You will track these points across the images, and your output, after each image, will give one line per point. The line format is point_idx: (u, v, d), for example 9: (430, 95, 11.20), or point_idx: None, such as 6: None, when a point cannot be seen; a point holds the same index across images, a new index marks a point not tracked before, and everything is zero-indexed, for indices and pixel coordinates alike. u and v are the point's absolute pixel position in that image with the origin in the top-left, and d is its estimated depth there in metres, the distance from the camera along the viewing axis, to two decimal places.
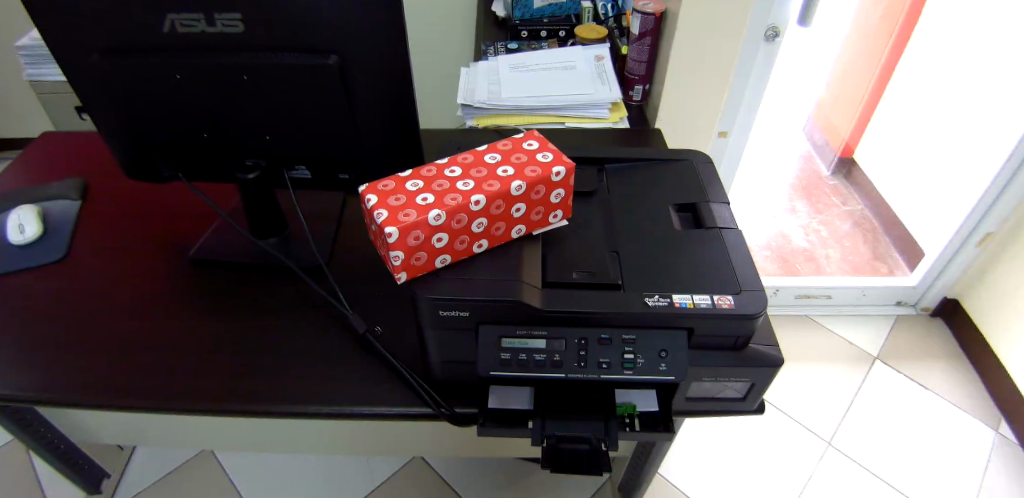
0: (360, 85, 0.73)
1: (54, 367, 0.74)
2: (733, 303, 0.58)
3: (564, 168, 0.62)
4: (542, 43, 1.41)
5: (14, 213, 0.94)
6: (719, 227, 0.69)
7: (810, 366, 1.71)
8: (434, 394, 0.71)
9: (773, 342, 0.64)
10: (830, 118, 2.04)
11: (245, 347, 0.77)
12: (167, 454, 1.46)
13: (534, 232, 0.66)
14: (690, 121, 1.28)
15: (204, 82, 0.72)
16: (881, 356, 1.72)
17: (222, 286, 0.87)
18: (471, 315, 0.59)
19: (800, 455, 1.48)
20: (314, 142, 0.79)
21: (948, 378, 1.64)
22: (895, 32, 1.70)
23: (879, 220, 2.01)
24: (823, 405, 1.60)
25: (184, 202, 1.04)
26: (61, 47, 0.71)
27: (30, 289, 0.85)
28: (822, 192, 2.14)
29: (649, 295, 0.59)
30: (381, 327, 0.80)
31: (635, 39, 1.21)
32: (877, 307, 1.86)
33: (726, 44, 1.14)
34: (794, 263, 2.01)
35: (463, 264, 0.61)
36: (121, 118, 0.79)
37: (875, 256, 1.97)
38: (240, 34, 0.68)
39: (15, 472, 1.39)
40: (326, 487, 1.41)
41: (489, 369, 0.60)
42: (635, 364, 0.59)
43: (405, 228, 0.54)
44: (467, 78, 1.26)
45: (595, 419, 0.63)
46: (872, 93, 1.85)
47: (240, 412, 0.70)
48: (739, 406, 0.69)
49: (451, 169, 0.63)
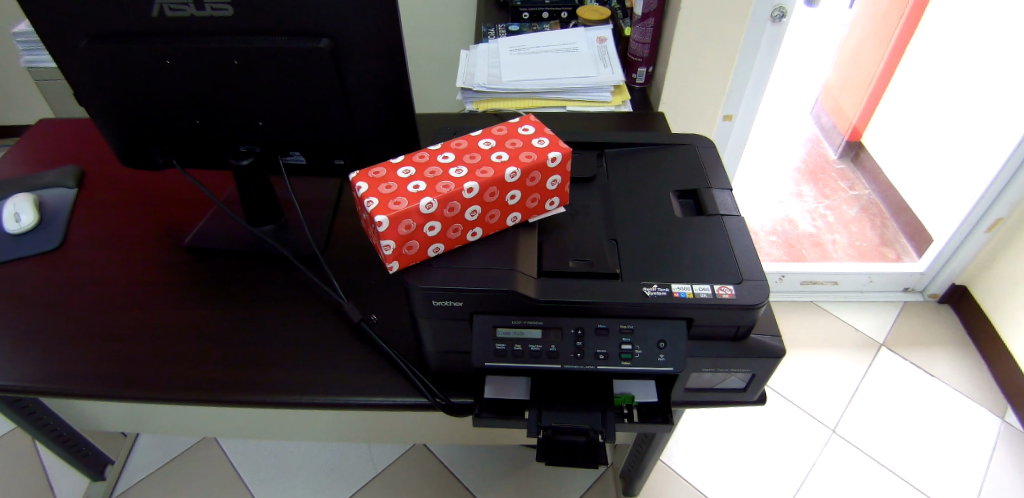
0: (352, 69, 0.71)
1: (48, 357, 0.74)
2: (734, 293, 0.57)
3: (560, 153, 0.60)
4: (543, 26, 1.39)
5: (10, 202, 0.94)
6: (721, 214, 0.67)
7: (814, 353, 1.69)
8: (429, 384, 0.70)
9: (775, 333, 0.62)
10: (839, 101, 1.97)
11: (241, 337, 0.77)
12: (169, 442, 1.46)
13: (530, 219, 0.64)
14: (693, 104, 1.25)
15: (195, 68, 0.71)
16: (887, 343, 1.70)
17: (218, 274, 0.86)
18: (466, 305, 0.58)
19: (804, 442, 1.48)
20: (307, 127, 0.77)
21: (955, 366, 1.63)
22: (905, 14, 1.65)
23: (887, 205, 1.97)
24: (827, 392, 1.59)
25: (179, 189, 1.03)
26: (49, 33, 0.70)
27: (26, 278, 0.85)
28: (829, 177, 2.09)
29: (648, 284, 0.58)
30: (376, 316, 0.79)
31: (638, 20, 1.18)
32: (884, 293, 1.84)
33: (731, 25, 1.11)
34: (801, 249, 1.97)
35: (456, 253, 0.60)
36: (112, 104, 0.77)
37: (883, 242, 1.93)
38: (229, 18, 0.66)
39: (21, 460, 1.40)
40: (328, 475, 1.42)
41: (483, 360, 0.58)
42: (633, 355, 0.57)
43: (396, 217, 0.53)
44: (466, 62, 1.24)
45: (593, 410, 0.62)
46: (880, 77, 1.80)
47: (233, 401, 0.69)
48: (740, 397, 0.68)
49: (443, 154, 0.61)
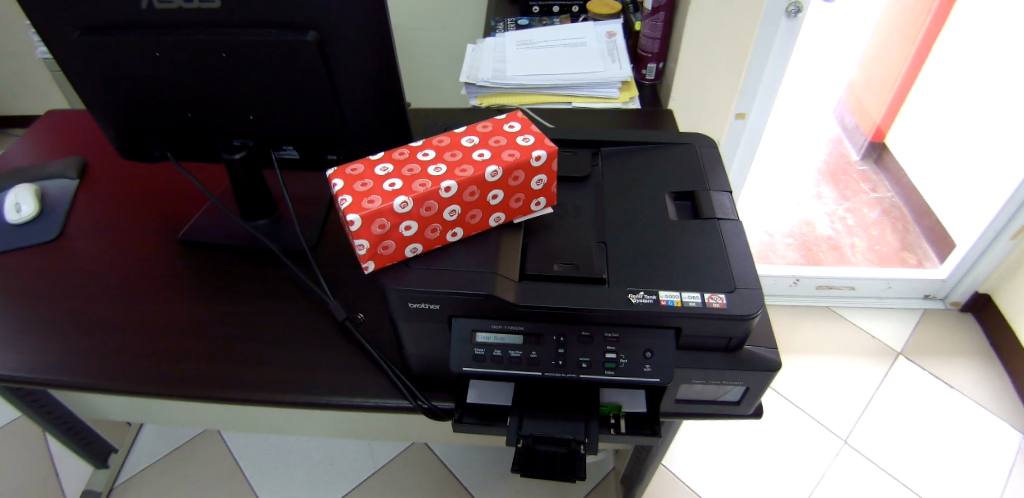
0: (341, 63, 0.69)
1: (37, 348, 0.74)
2: (725, 303, 0.54)
3: (544, 152, 0.57)
4: (553, 19, 1.36)
5: (12, 192, 0.95)
6: (718, 218, 0.64)
7: (827, 359, 1.64)
8: (412, 386, 0.68)
9: (771, 345, 0.59)
10: (862, 99, 1.90)
11: (228, 333, 0.76)
12: (172, 433, 1.48)
13: (515, 220, 0.62)
14: (703, 101, 1.20)
15: (184, 61, 0.70)
16: (905, 352, 1.64)
17: (210, 268, 0.86)
18: (443, 308, 0.56)
19: (814, 452, 1.43)
20: (298, 120, 0.76)
21: (977, 379, 1.56)
22: (932, 11, 1.58)
23: (909, 209, 1.90)
24: (840, 400, 1.54)
25: (178, 182, 1.03)
26: (40, 25, 0.69)
27: (23, 269, 0.85)
28: (851, 178, 2.00)
29: (634, 291, 0.55)
30: (363, 315, 0.78)
31: (648, 15, 1.13)
32: (903, 300, 1.77)
33: (743, 20, 1.06)
34: (818, 252, 1.92)
35: (437, 253, 0.58)
36: (104, 96, 0.77)
37: (903, 247, 1.87)
38: (216, 10, 0.65)
39: (29, 447, 1.43)
40: (328, 470, 1.42)
41: (461, 365, 0.56)
42: (618, 364, 0.55)
43: (369, 216, 0.51)
44: (472, 56, 1.22)
45: (577, 420, 0.60)
46: (905, 76, 1.73)
47: (214, 397, 0.69)
48: (734, 410, 0.64)
49: (424, 152, 0.59)
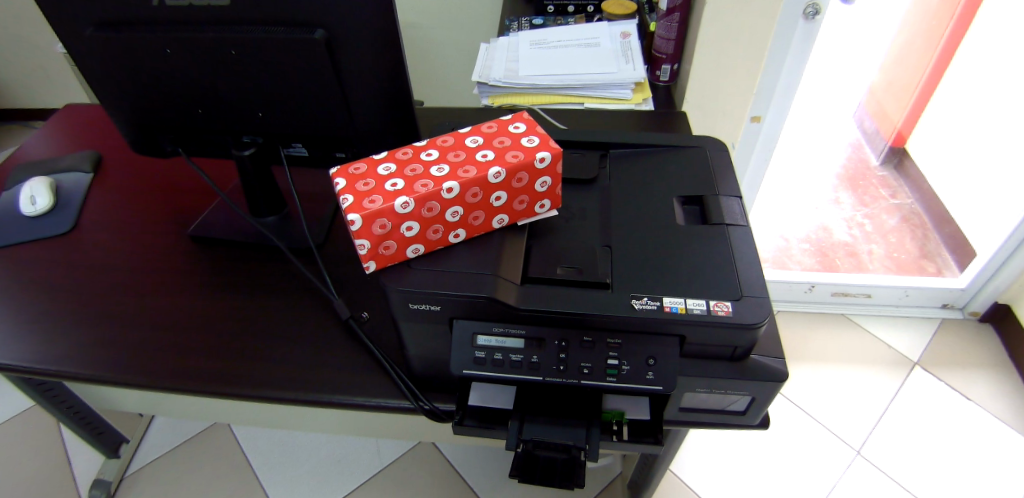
0: (349, 61, 0.69)
1: (46, 340, 0.75)
2: (730, 311, 0.52)
3: (549, 153, 0.56)
4: (567, 19, 1.35)
5: (27, 185, 0.96)
6: (727, 223, 0.63)
7: (841, 367, 1.61)
8: (413, 387, 0.68)
9: (778, 355, 0.57)
10: (882, 104, 1.85)
11: (232, 329, 0.76)
12: (183, 425, 1.50)
13: (519, 222, 0.61)
14: (717, 103, 1.18)
15: (194, 58, 0.70)
16: (921, 363, 1.60)
17: (218, 264, 0.86)
18: (444, 310, 0.56)
19: (825, 462, 1.40)
20: (306, 118, 0.76)
21: (996, 392, 1.51)
22: (957, 14, 1.53)
23: (929, 216, 1.86)
24: (853, 410, 1.50)
25: (189, 178, 1.04)
26: (55, 20, 0.70)
27: (36, 261, 0.87)
28: (870, 184, 1.97)
29: (638, 297, 0.54)
30: (367, 314, 0.78)
31: (663, 15, 1.12)
32: (921, 309, 1.73)
33: (760, 21, 1.05)
34: (835, 258, 1.87)
35: (439, 254, 0.58)
36: (117, 92, 0.78)
37: (923, 254, 1.82)
38: (226, 7, 0.66)
39: (44, 436, 1.46)
40: (335, 466, 1.43)
41: (461, 368, 0.56)
42: (619, 371, 0.54)
43: (370, 216, 0.51)
44: (485, 55, 1.22)
45: (578, 425, 0.59)
46: (927, 81, 1.68)
47: (217, 392, 0.69)
48: (740, 420, 0.63)
49: (427, 152, 0.59)
